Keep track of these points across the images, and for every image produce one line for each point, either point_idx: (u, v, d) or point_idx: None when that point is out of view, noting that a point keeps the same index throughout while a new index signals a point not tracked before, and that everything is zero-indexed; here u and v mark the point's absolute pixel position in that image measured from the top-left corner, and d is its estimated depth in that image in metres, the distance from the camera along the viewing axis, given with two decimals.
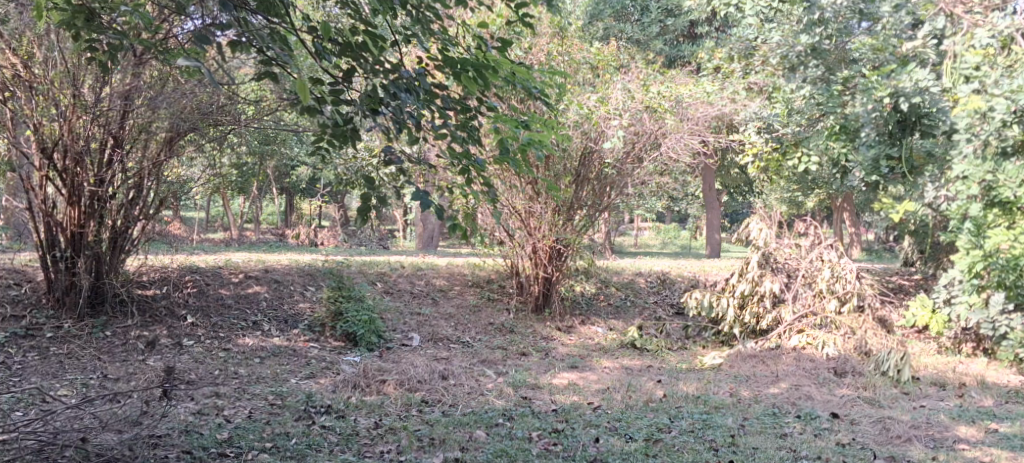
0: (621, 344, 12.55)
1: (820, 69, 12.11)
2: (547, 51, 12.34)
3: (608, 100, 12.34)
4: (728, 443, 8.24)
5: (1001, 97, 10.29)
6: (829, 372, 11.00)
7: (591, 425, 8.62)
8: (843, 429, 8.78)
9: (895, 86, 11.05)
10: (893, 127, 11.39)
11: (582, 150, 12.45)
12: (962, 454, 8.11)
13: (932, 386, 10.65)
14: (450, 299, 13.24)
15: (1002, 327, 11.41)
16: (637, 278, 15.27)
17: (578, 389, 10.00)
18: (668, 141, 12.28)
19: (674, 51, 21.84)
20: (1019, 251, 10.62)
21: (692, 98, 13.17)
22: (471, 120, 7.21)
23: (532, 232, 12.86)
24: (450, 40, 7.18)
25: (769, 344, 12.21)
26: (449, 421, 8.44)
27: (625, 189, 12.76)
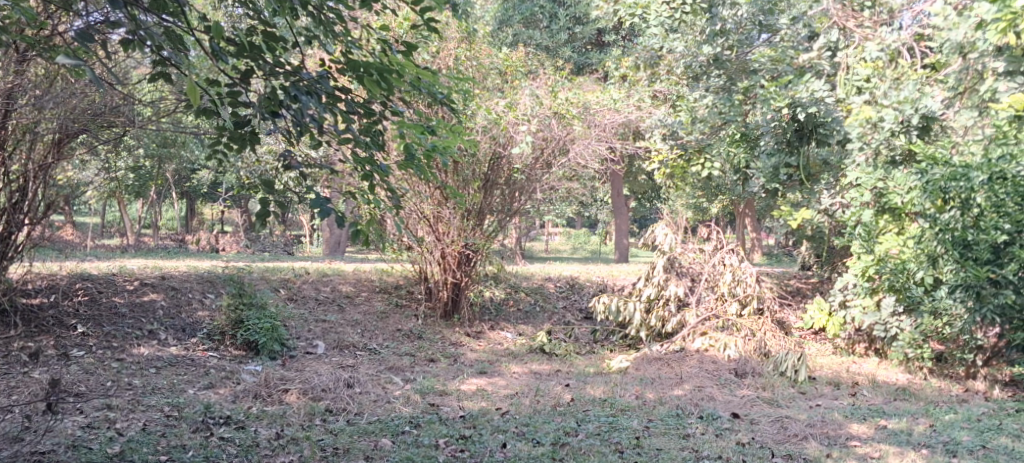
0: (530, 348, 12.55)
1: (721, 79, 12.91)
2: (454, 55, 12.28)
3: (516, 106, 12.24)
4: (633, 445, 8.32)
5: (889, 108, 11.11)
6: (730, 373, 11.21)
7: (498, 430, 8.61)
8: (743, 429, 8.95)
9: (792, 97, 11.38)
10: (791, 136, 11.62)
11: (490, 155, 12.49)
12: (854, 451, 8.34)
13: (828, 385, 10.97)
14: (356, 306, 13.06)
15: (893, 329, 11.71)
16: (546, 283, 15.32)
17: (486, 395, 9.98)
18: (576, 147, 12.48)
19: (582, 59, 22.00)
20: (907, 255, 10.97)
21: (599, 105, 13.22)
22: (375, 125, 7.18)
23: (441, 237, 12.74)
24: (354, 43, 7.09)
25: (674, 347, 12.34)
26: (353, 430, 8.33)
27: (534, 193, 12.89)
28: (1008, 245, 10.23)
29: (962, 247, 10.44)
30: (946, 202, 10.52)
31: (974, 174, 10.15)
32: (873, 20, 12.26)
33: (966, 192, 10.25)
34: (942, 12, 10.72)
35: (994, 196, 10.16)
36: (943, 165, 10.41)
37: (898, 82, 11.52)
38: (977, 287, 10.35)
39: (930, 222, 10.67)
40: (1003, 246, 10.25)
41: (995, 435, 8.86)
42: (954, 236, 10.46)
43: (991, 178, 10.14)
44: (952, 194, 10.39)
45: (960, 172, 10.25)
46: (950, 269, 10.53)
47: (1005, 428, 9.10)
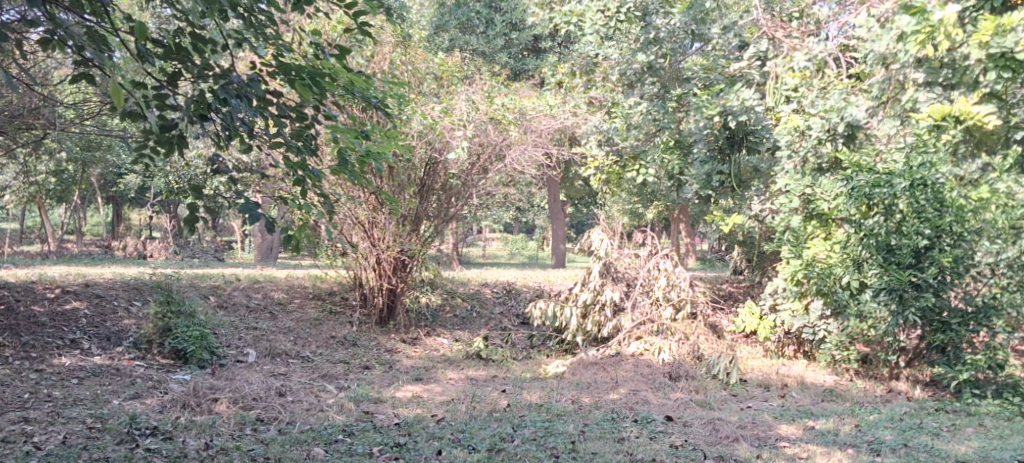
0: (467, 354, 12.48)
1: (655, 87, 13.13)
2: (389, 60, 12.27)
3: (452, 110, 12.19)
4: (569, 450, 8.34)
5: (816, 116, 11.54)
6: (664, 376, 11.30)
7: (434, 437, 8.55)
8: (677, 431, 9.03)
9: (724, 105, 11.90)
10: (723, 142, 12.30)
11: (425, 161, 12.40)
12: (783, 451, 8.46)
13: (758, 388, 11.14)
14: (289, 313, 12.86)
15: (820, 332, 11.91)
16: (482, 289, 15.32)
17: (421, 401, 9.91)
18: (512, 153, 12.52)
19: (518, 65, 22.07)
20: (834, 260, 11.07)
21: (535, 111, 13.32)
22: (307, 129, 7.08)
23: (376, 243, 12.59)
24: (286, 46, 6.98)
25: (610, 351, 12.38)
26: (285, 439, 8.21)
27: (470, 199, 12.83)
28: (927, 249, 10.53)
29: (885, 252, 10.70)
30: (871, 208, 10.78)
31: (896, 180, 10.45)
32: (801, 32, 13.06)
33: (888, 199, 10.55)
34: (866, 23, 11.40)
35: (916, 202, 10.42)
36: (868, 171, 10.73)
37: (825, 91, 12.05)
38: (899, 290, 10.65)
39: (855, 227, 10.93)
40: (924, 251, 10.56)
41: (916, 434, 9.07)
42: (878, 240, 10.70)
43: (912, 185, 10.41)
44: (876, 200, 10.69)
45: (884, 179, 10.58)
46: (874, 273, 10.74)
47: (927, 427, 9.32)
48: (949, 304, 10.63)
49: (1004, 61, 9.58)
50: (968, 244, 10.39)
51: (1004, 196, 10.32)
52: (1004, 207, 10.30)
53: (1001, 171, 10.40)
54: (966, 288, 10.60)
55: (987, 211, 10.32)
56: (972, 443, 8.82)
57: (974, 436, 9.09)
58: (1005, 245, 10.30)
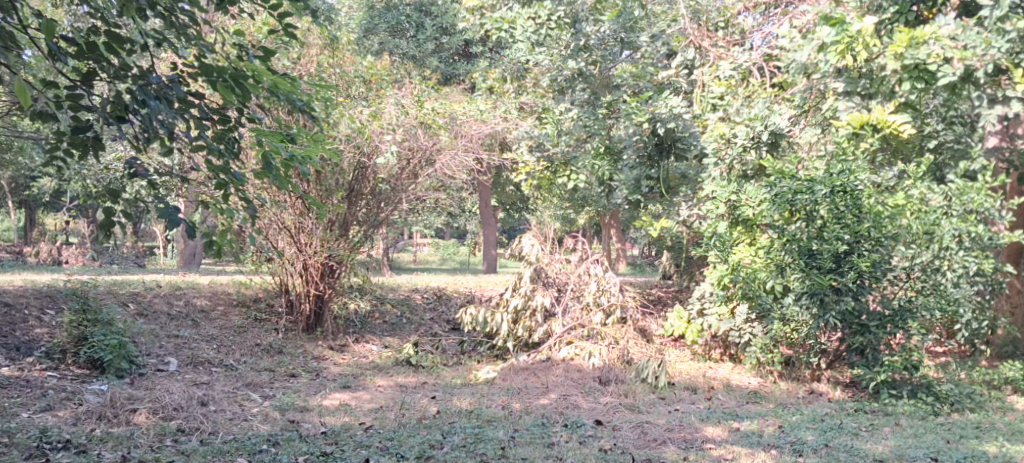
0: (396, 361, 12.35)
1: (586, 93, 13.37)
2: (317, 62, 12.06)
3: (381, 114, 12.17)
4: (499, 456, 8.27)
5: (742, 125, 11.71)
6: (594, 381, 11.31)
7: (361, 446, 8.41)
8: (606, 435, 9.03)
9: (653, 112, 12.16)
10: (652, 148, 12.45)
11: (354, 165, 12.24)
12: (709, 453, 8.53)
13: (685, 390, 11.23)
14: (212, 321, 12.55)
15: (746, 335, 12.00)
16: (413, 295, 15.23)
17: (349, 409, 9.74)
18: (442, 158, 12.41)
19: (449, 69, 22.04)
20: (758, 265, 11.27)
21: (465, 115, 13.14)
22: (230, 132, 6.91)
23: (302, 248, 12.38)
24: (208, 47, 6.79)
25: (541, 356, 12.37)
26: (206, 450, 7.99)
27: (400, 204, 12.68)
28: (847, 254, 10.67)
29: (807, 257, 10.81)
30: (793, 214, 10.94)
31: (817, 187, 10.67)
32: (727, 41, 13.53)
33: (810, 205, 10.74)
34: (789, 34, 11.82)
35: (836, 208, 10.64)
36: (790, 178, 10.91)
37: (749, 99, 12.53)
38: (820, 294, 10.74)
39: (778, 233, 11.09)
40: (843, 255, 10.68)
41: (837, 434, 9.22)
42: (801, 246, 10.83)
43: (832, 192, 10.67)
44: (798, 207, 10.86)
45: (805, 185, 10.77)
46: (796, 277, 10.86)
47: (847, 427, 9.49)
48: (867, 307, 10.78)
49: (917, 72, 10.22)
50: (886, 249, 10.65)
51: (918, 202, 10.77)
52: (918, 213, 10.73)
53: (915, 179, 10.87)
54: (883, 291, 10.76)
55: (902, 218, 10.69)
56: (890, 442, 8.99)
57: (891, 435, 9.28)
58: (920, 249, 10.64)
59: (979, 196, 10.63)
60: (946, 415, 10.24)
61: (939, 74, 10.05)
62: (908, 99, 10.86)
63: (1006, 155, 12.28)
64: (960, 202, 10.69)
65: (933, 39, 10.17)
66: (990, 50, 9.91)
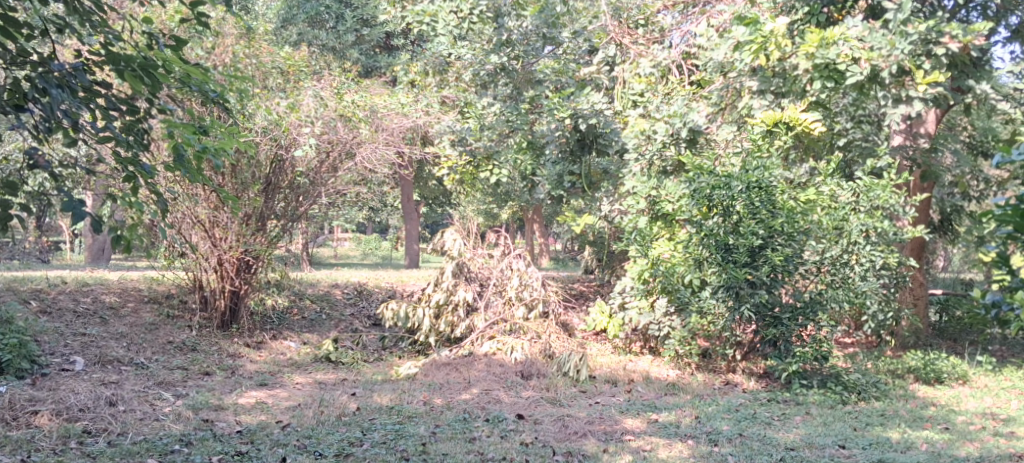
0: (315, 358, 12.14)
1: (508, 88, 13.46)
2: (231, 52, 11.68)
3: (299, 107, 11.96)
4: (419, 452, 8.18)
5: (662, 122, 11.89)
6: (516, 375, 11.29)
7: (278, 444, 8.25)
8: (527, 429, 9.02)
9: (575, 108, 12.31)
10: (574, 145, 12.66)
11: (271, 157, 12.00)
12: (628, 445, 8.58)
13: (606, 383, 11.30)
14: (121, 318, 12.17)
15: (666, 328, 12.10)
16: (333, 290, 15.04)
17: (266, 407, 9.55)
18: (363, 151, 12.27)
19: (370, 61, 21.77)
20: (677, 259, 11.40)
21: (387, 109, 13.09)
22: (138, 123, 6.67)
23: (217, 243, 12.11)
24: (115, 36, 6.54)
25: (463, 351, 12.30)
26: (114, 452, 7.74)
27: (319, 198, 12.47)
28: (762, 248, 10.83)
29: (724, 251, 10.94)
30: (711, 209, 11.06)
31: (734, 183, 10.81)
32: (646, 39, 13.66)
33: (727, 200, 10.88)
34: (706, 32, 12.18)
35: (751, 204, 10.78)
36: (709, 174, 11.05)
37: (667, 97, 12.64)
38: (736, 287, 10.91)
39: (696, 228, 11.17)
40: (758, 249, 10.83)
41: (751, 424, 9.37)
42: (718, 240, 10.95)
43: (748, 187, 10.79)
44: (716, 202, 11.00)
45: (723, 181, 10.90)
46: (714, 271, 11.02)
47: (760, 417, 9.65)
48: (780, 299, 10.96)
49: (828, 72, 10.51)
50: (798, 244, 10.79)
51: (828, 198, 11.06)
52: (827, 209, 10.98)
53: (825, 176, 11.17)
54: (795, 284, 10.98)
55: (813, 214, 10.92)
56: (800, 431, 9.17)
57: (802, 423, 9.46)
58: (829, 244, 10.91)
59: (885, 193, 10.91)
60: (853, 403, 10.47)
61: (848, 74, 10.33)
62: (819, 99, 11.33)
63: (910, 154, 12.60)
64: (868, 198, 10.95)
65: (843, 40, 10.45)
66: (894, 51, 10.22)
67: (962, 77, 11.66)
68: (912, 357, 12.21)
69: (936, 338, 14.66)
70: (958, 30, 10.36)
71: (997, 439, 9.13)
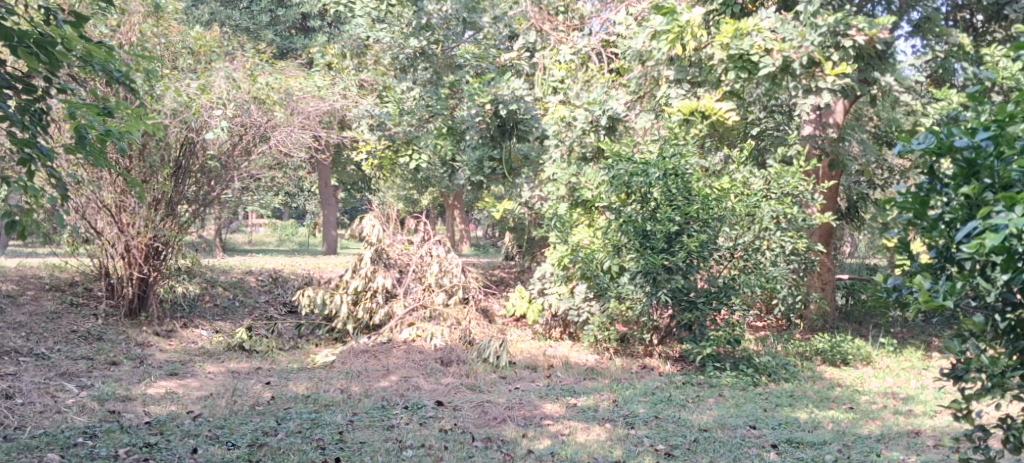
0: (228, 346, 11.82)
1: (428, 73, 13.52)
2: (139, 31, 11.31)
3: (210, 88, 11.65)
4: (336, 440, 8.03)
5: (582, 109, 11.91)
6: (436, 362, 11.18)
7: (189, 435, 8.01)
8: (447, 416, 8.94)
9: (495, 93, 12.30)
10: (494, 131, 12.63)
11: (180, 139, 11.59)
12: (547, 429, 8.56)
13: (526, 369, 11.29)
14: (20, 307, 11.69)
15: (585, 314, 12.13)
16: (246, 277, 14.73)
17: (176, 397, 9.28)
18: (278, 134, 12.01)
19: (285, 43, 21.37)
20: (596, 245, 11.44)
21: (302, 92, 12.84)
22: (35, 103, 6.34)
23: (124, 229, 11.70)
24: (9, 10, 6.21)
25: (381, 338, 12.12)
26: (11, 446, 7.41)
27: (231, 183, 12.15)
28: (678, 234, 10.94)
29: (642, 237, 10.99)
30: (629, 195, 11.08)
31: (651, 170, 10.81)
32: (567, 25, 13.70)
33: (644, 187, 10.89)
34: (625, 21, 12.45)
35: (668, 191, 10.85)
36: (627, 161, 11.01)
37: (588, 84, 12.85)
38: (654, 273, 10.98)
39: (615, 215, 11.18)
40: (674, 236, 10.95)
41: (666, 406, 9.45)
42: (636, 226, 10.98)
43: (665, 174, 10.84)
44: (634, 188, 11.01)
45: (640, 168, 10.89)
46: (632, 257, 11.08)
47: (675, 399, 9.74)
48: (695, 284, 11.10)
49: (741, 62, 10.73)
50: (712, 229, 10.96)
51: (741, 185, 11.12)
52: (740, 196, 11.07)
53: (739, 163, 11.25)
54: (710, 269, 11.14)
55: (727, 201, 11.00)
56: (713, 412, 9.29)
57: (715, 405, 9.58)
58: (742, 230, 11.04)
59: (794, 181, 10.99)
60: (764, 385, 10.68)
61: (761, 65, 10.56)
62: (734, 89, 11.44)
63: (820, 143, 12.87)
64: (778, 185, 11.05)
65: (755, 31, 10.59)
66: (804, 42, 10.32)
67: (868, 69, 11.85)
68: (820, 340, 12.50)
69: (843, 321, 15.03)
70: (864, 23, 10.51)
71: (897, 417, 9.37)
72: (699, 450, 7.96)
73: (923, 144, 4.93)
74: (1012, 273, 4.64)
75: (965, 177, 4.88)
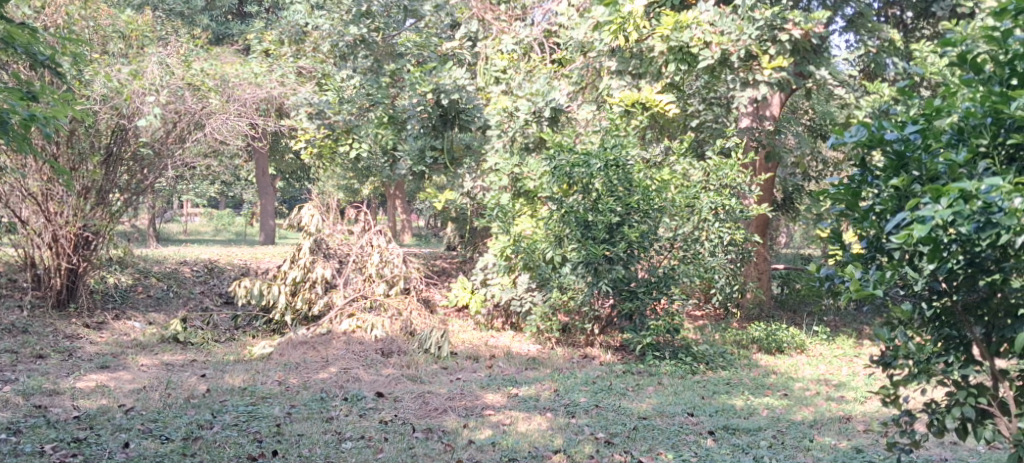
0: (161, 338, 11.55)
1: (369, 61, 13.40)
2: (65, 13, 10.93)
3: (142, 74, 11.36)
4: (273, 433, 7.89)
5: (524, 99, 11.86)
6: (376, 353, 11.07)
7: (120, 429, 7.80)
8: (387, 407, 8.84)
9: (437, 82, 12.21)
10: (436, 120, 12.53)
11: (111, 126, 11.28)
12: (488, 419, 8.51)
13: (467, 359, 11.24)
14: None
15: (528, 303, 12.11)
16: (181, 268, 14.47)
17: (107, 391, 9.03)
18: (213, 122, 11.72)
19: (221, 29, 21.10)
20: (539, 236, 11.35)
21: (238, 79, 12.57)
22: None
23: (51, 218, 11.39)
24: None
25: (320, 330, 11.93)
26: None
27: (164, 171, 11.80)
28: (619, 225, 10.96)
29: (583, 227, 11.00)
30: (571, 186, 11.03)
31: (592, 161, 10.78)
32: (509, 15, 13.77)
33: (586, 178, 10.87)
34: (567, 11, 12.42)
35: (609, 182, 10.85)
36: (568, 151, 10.96)
37: (530, 74, 12.87)
38: (594, 263, 10.99)
39: (557, 205, 11.15)
40: (616, 226, 10.98)
41: (607, 395, 9.46)
42: (577, 217, 10.96)
43: (606, 165, 10.82)
44: (576, 179, 10.96)
45: (582, 159, 10.85)
46: (573, 248, 11.05)
47: (616, 388, 9.76)
48: (636, 275, 11.11)
49: (682, 54, 10.85)
50: (653, 220, 10.98)
51: (680, 177, 11.26)
52: (680, 187, 11.16)
53: (678, 155, 11.35)
54: (651, 259, 11.14)
55: (667, 192, 11.06)
56: (652, 400, 9.33)
57: (654, 393, 9.63)
58: (682, 221, 11.08)
59: (732, 173, 11.15)
60: (702, 373, 10.76)
61: (701, 57, 10.66)
62: (673, 81, 11.68)
63: (757, 135, 12.95)
64: (717, 177, 11.19)
65: (695, 24, 10.63)
66: (742, 36, 10.49)
67: (803, 63, 11.88)
68: (756, 328, 12.63)
69: (778, 310, 15.23)
70: (801, 18, 10.55)
71: (829, 403, 9.51)
72: (638, 438, 7.97)
73: (854, 137, 4.98)
74: (938, 263, 4.70)
75: (894, 170, 4.93)
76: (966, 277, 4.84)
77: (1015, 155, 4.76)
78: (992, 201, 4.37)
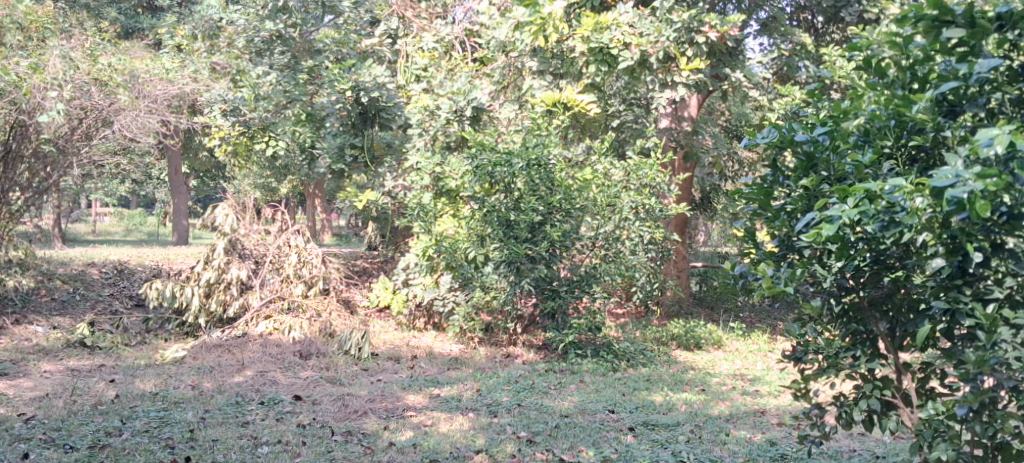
0: (67, 343, 11.12)
1: (285, 57, 12.92)
2: None
3: (44, 68, 10.81)
4: (186, 439, 7.64)
5: (444, 98, 11.77)
6: (294, 355, 10.82)
7: (20, 439, 7.46)
8: (304, 410, 8.63)
9: (356, 80, 12.12)
10: (356, 118, 12.42)
11: (10, 122, 10.89)
12: (409, 420, 8.38)
13: (388, 360, 11.08)
14: None
15: (450, 303, 11.98)
16: (89, 270, 14.02)
17: (7, 399, 8.65)
18: (122, 118, 11.31)
19: (131, 22, 20.57)
20: (461, 235, 11.21)
21: (148, 74, 12.05)
22: None
23: None
24: None
25: (235, 332, 11.75)
26: None
27: (69, 169, 11.56)
28: (541, 224, 10.93)
29: (505, 227, 10.92)
30: (493, 186, 10.92)
31: (514, 160, 10.69)
32: (429, 13, 13.63)
33: (507, 177, 10.76)
34: (489, 10, 12.48)
35: (531, 182, 10.81)
36: (490, 150, 10.83)
37: (451, 72, 12.78)
38: (517, 262, 10.93)
39: (479, 204, 11.05)
40: (537, 226, 10.93)
41: (529, 394, 9.40)
42: (499, 216, 10.89)
43: (528, 165, 10.74)
44: (497, 179, 10.85)
45: (503, 158, 10.72)
46: (496, 247, 10.97)
47: (537, 386, 9.72)
48: (558, 274, 11.12)
49: (602, 55, 10.80)
50: (574, 220, 11.03)
51: (601, 176, 11.19)
52: (601, 187, 11.17)
53: (599, 154, 11.28)
54: (572, 258, 11.21)
55: (587, 191, 11.07)
56: (574, 398, 9.31)
57: (576, 391, 9.61)
58: (602, 220, 11.12)
59: (652, 172, 11.15)
60: (623, 370, 10.80)
61: (620, 58, 10.67)
62: (594, 81, 11.64)
63: (676, 135, 13.21)
64: (637, 177, 11.17)
65: (614, 25, 10.67)
66: (660, 38, 10.55)
67: (720, 65, 12.02)
68: (675, 325, 12.73)
69: (696, 306, 15.42)
70: (716, 20, 10.74)
71: (745, 398, 9.62)
72: (559, 436, 7.92)
73: (766, 138, 5.08)
74: (845, 261, 4.77)
75: (804, 170, 4.99)
76: (872, 274, 4.90)
77: (917, 155, 4.83)
78: (896, 200, 4.43)
